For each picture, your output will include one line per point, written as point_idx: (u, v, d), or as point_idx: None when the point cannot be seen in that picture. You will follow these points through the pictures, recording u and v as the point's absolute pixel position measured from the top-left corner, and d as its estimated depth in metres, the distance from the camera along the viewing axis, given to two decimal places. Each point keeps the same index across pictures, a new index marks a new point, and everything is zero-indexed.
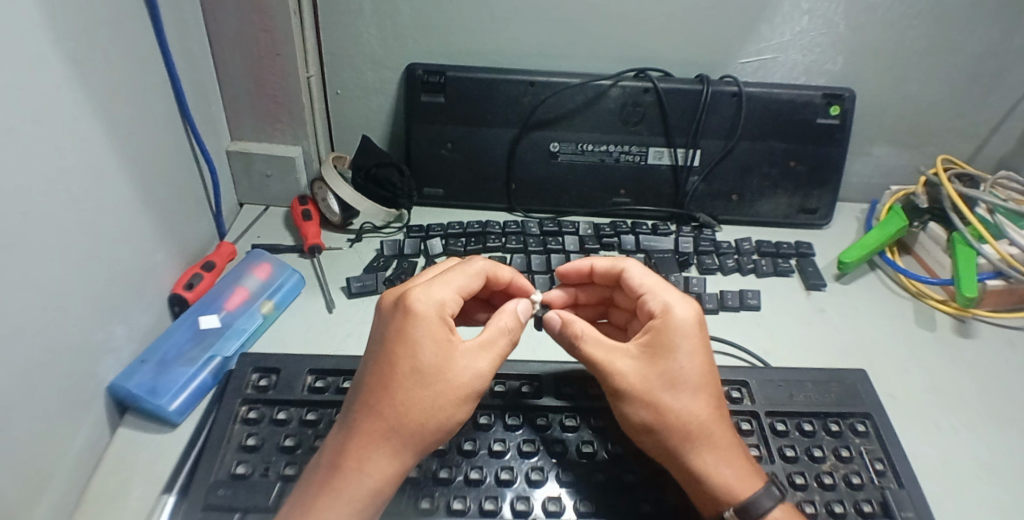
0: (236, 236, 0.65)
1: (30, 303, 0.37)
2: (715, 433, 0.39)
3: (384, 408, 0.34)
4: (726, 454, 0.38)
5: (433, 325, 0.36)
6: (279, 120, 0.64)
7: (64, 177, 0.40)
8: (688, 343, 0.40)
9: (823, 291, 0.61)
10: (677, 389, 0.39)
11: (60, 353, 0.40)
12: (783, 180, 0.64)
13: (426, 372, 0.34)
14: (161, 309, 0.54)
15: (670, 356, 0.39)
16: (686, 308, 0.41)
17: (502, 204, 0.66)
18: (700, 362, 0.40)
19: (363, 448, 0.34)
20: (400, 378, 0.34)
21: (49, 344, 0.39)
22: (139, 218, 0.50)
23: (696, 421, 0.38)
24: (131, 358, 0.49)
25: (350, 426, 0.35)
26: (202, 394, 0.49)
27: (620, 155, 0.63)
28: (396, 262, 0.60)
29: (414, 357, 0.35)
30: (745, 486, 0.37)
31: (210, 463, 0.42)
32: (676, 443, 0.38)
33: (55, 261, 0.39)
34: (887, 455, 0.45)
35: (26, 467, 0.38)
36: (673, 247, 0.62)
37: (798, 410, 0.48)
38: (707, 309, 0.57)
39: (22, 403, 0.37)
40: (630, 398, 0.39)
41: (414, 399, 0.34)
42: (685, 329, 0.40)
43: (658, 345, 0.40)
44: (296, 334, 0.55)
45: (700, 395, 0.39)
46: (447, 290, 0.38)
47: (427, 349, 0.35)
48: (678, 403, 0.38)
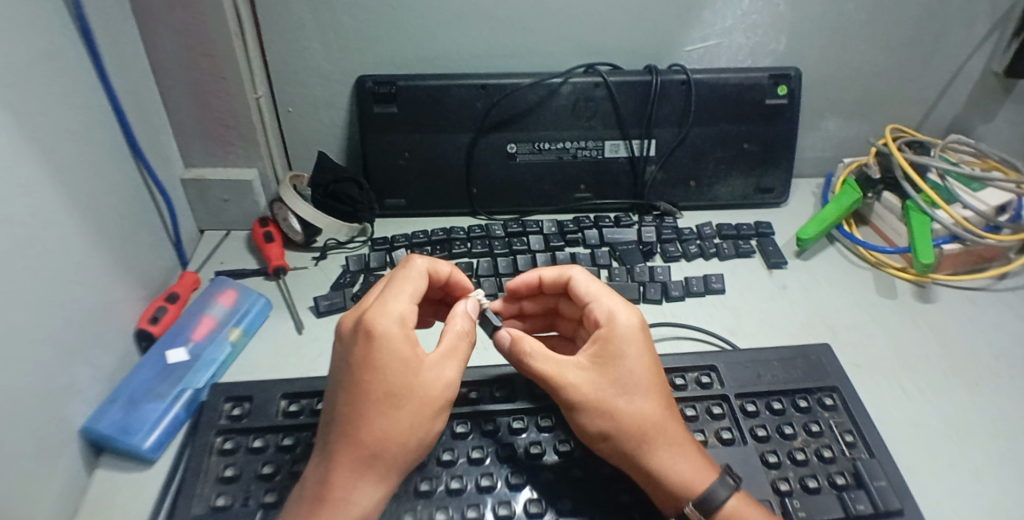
0: (199, 264, 0.64)
1: None
2: (662, 434, 0.39)
3: (365, 435, 0.34)
4: (679, 453, 0.39)
5: (398, 342, 0.36)
6: (232, 143, 0.63)
7: (12, 223, 0.39)
8: (629, 352, 0.41)
9: (783, 268, 0.62)
10: (629, 395, 0.39)
11: (28, 403, 0.40)
12: (739, 163, 0.65)
13: (399, 390, 0.35)
14: (128, 346, 0.54)
15: (622, 361, 0.40)
16: (630, 314, 0.43)
17: (465, 209, 0.65)
18: (649, 366, 0.41)
19: (349, 476, 0.34)
20: (378, 400, 0.34)
21: (18, 393, 0.39)
22: (96, 257, 0.49)
23: (645, 424, 0.39)
24: (101, 399, 0.49)
25: (331, 457, 0.34)
26: (177, 428, 0.50)
27: (577, 151, 0.63)
28: (362, 277, 0.59)
29: (384, 379, 0.35)
30: (700, 478, 0.38)
31: (190, 496, 0.43)
32: (635, 447, 0.39)
33: (14, 308, 0.39)
34: (857, 427, 0.48)
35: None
36: (637, 238, 0.62)
37: (766, 390, 0.50)
38: (673, 297, 0.57)
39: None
40: (587, 409, 0.40)
41: (392, 422, 0.34)
42: (629, 334, 0.41)
43: (602, 357, 0.41)
44: (268, 357, 0.55)
45: (649, 396, 0.40)
46: (404, 305, 0.38)
47: (395, 367, 0.35)
48: (630, 407, 0.39)
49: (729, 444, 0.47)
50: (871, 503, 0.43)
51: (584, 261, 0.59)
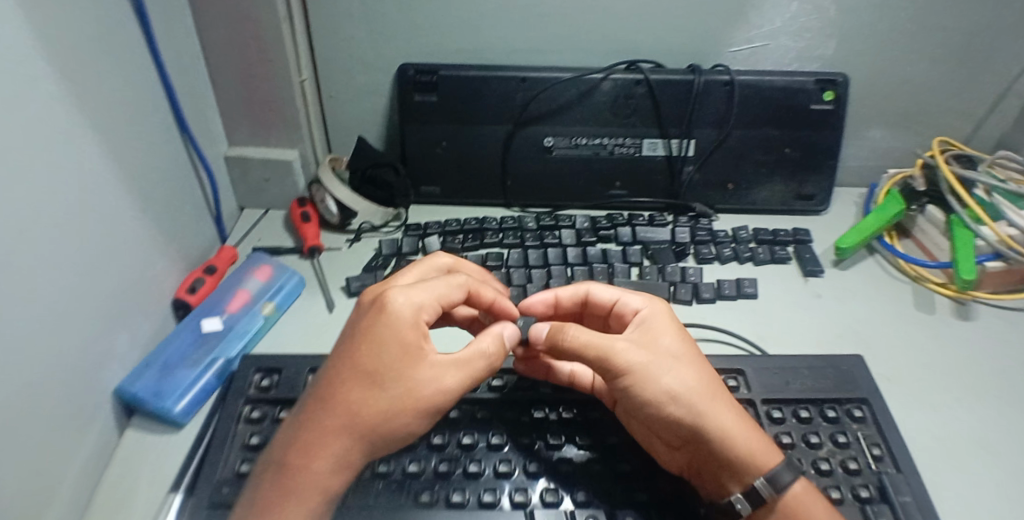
0: (238, 239, 0.65)
1: (37, 313, 0.38)
2: (718, 400, 0.39)
3: (339, 407, 0.34)
4: (736, 418, 0.39)
5: (400, 332, 0.36)
6: (274, 124, 0.64)
7: (61, 188, 0.40)
8: (659, 325, 0.42)
9: (821, 277, 0.60)
10: (682, 363, 0.40)
11: (71, 362, 0.42)
12: (779, 168, 0.63)
13: (385, 377, 0.35)
14: (166, 315, 0.56)
15: (666, 336, 0.41)
16: (658, 300, 0.45)
17: (499, 200, 0.65)
18: (692, 343, 0.41)
19: (318, 437, 0.34)
20: (365, 371, 0.35)
21: (60, 351, 0.41)
22: (139, 228, 0.51)
23: (702, 391, 0.39)
24: (137, 362, 0.52)
25: (308, 418, 0.35)
26: (206, 395, 0.52)
27: (614, 147, 0.62)
28: (394, 261, 0.60)
29: (376, 361, 0.35)
30: (766, 455, 0.38)
31: (215, 460, 0.45)
32: (701, 411, 0.38)
33: (58, 269, 0.40)
34: (884, 439, 0.48)
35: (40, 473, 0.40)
36: (670, 238, 0.61)
37: (795, 397, 0.50)
38: (704, 299, 0.57)
39: (35, 412, 0.39)
40: (649, 373, 0.39)
41: (369, 404, 0.34)
42: (665, 315, 0.43)
43: (651, 332, 0.41)
44: (297, 332, 0.56)
45: (700, 367, 0.40)
46: (424, 296, 0.38)
47: (390, 353, 0.35)
48: (687, 374, 0.39)
49: None
50: (894, 518, 0.42)
51: (615, 258, 0.59)
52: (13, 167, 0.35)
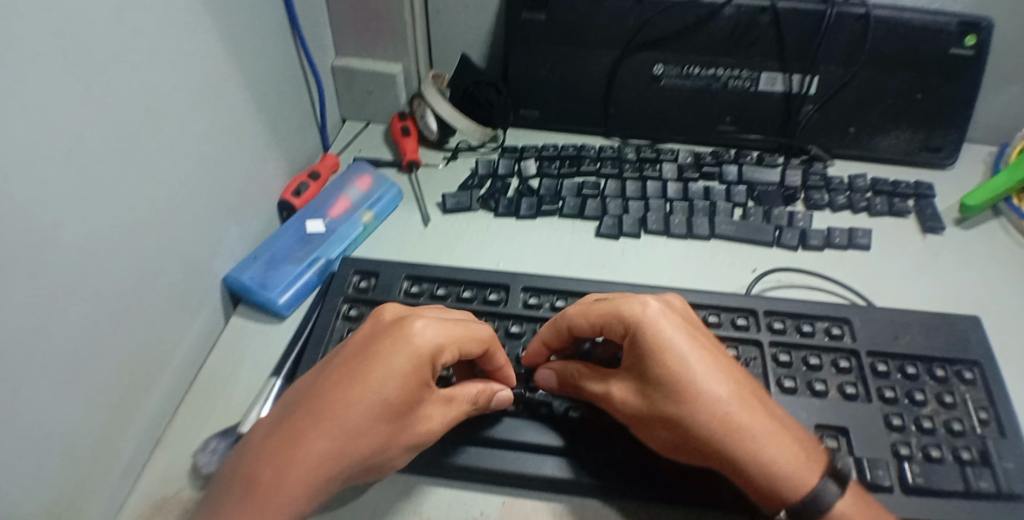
0: (340, 149, 0.66)
1: (149, 199, 0.40)
2: (749, 413, 0.37)
3: (337, 424, 0.34)
4: (773, 433, 0.37)
5: (415, 365, 0.37)
6: (381, 35, 0.63)
7: (177, 80, 0.41)
8: (672, 333, 0.39)
9: (939, 235, 0.56)
10: (699, 376, 0.37)
11: (182, 249, 0.46)
12: (906, 116, 0.59)
13: (389, 411, 0.36)
14: (272, 213, 0.58)
15: (671, 352, 0.38)
16: (654, 303, 0.41)
17: (599, 129, 0.63)
18: (703, 356, 0.38)
19: (305, 449, 0.34)
20: (371, 397, 0.35)
21: (170, 238, 0.44)
22: (250, 129, 0.53)
23: (724, 407, 0.37)
24: (245, 254, 0.54)
25: (295, 424, 0.35)
26: (308, 292, 0.54)
27: (729, 80, 0.59)
28: (490, 182, 0.60)
29: (383, 395, 0.36)
30: (801, 471, 0.36)
31: (315, 349, 0.48)
32: (722, 436, 0.36)
33: (170, 161, 0.42)
34: (992, 404, 0.46)
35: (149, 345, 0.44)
36: (779, 181, 0.58)
37: (902, 352, 0.48)
38: (811, 246, 0.54)
39: (146, 290, 0.42)
40: (661, 397, 0.38)
41: (365, 429, 0.35)
42: (660, 326, 0.39)
43: (654, 350, 0.38)
44: (393, 243, 0.57)
45: (718, 378, 0.38)
46: (446, 334, 0.39)
47: (399, 391, 0.36)
48: (698, 395, 0.37)
49: (851, 398, 0.46)
50: (995, 484, 0.42)
51: (718, 196, 0.57)
52: (118, 55, 0.35)
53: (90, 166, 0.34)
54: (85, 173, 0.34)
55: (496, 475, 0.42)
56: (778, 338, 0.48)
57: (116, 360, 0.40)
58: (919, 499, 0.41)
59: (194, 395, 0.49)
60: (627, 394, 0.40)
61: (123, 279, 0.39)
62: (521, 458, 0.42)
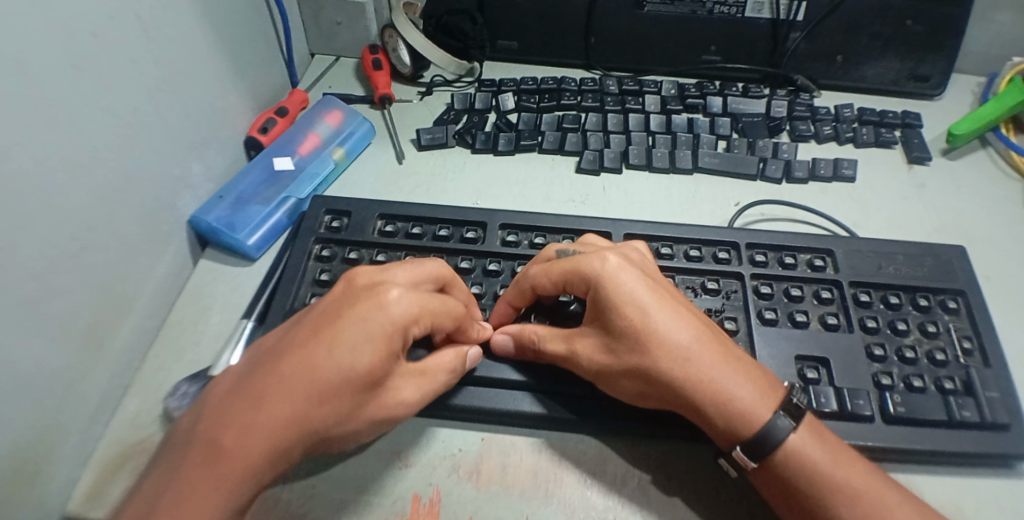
0: (309, 85, 0.63)
1: (92, 125, 0.38)
2: (714, 358, 0.36)
3: (300, 401, 0.31)
4: (741, 378, 0.36)
5: (389, 335, 0.33)
6: None
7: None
8: (631, 285, 0.38)
9: (926, 166, 0.55)
10: (662, 325, 0.37)
11: (137, 185, 0.43)
12: (897, 43, 0.56)
13: (359, 384, 0.32)
14: (238, 152, 0.55)
15: (630, 306, 0.37)
16: (614, 257, 0.40)
17: (579, 61, 0.61)
18: (664, 306, 0.38)
19: (260, 419, 0.30)
20: (338, 367, 0.31)
21: (122, 171, 0.41)
22: (208, 59, 0.49)
23: (688, 356, 0.36)
24: (210, 194, 0.51)
25: (250, 393, 0.31)
26: (278, 232, 0.52)
27: (714, 5, 0.56)
28: (466, 117, 0.57)
29: (354, 366, 0.32)
30: (761, 412, 0.35)
31: (288, 290, 0.46)
32: (683, 382, 0.36)
33: (116, 84, 0.39)
34: (975, 332, 0.46)
35: (107, 285, 0.41)
36: (764, 112, 0.56)
37: (885, 282, 0.48)
38: (795, 178, 0.53)
39: (100, 225, 0.40)
40: (621, 350, 0.37)
41: (332, 403, 0.32)
42: (617, 280, 0.38)
43: (612, 303, 0.38)
44: (366, 181, 0.54)
45: (680, 325, 0.37)
46: (423, 302, 0.35)
47: (370, 363, 0.32)
48: (658, 345, 0.36)
49: (834, 329, 0.45)
50: (978, 411, 0.42)
51: (702, 128, 0.55)
52: None
53: (9, 84, 0.31)
54: (3, 91, 0.31)
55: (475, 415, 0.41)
56: (760, 271, 0.48)
57: (66, 299, 0.38)
58: (900, 428, 0.41)
59: (166, 338, 0.47)
60: (591, 349, 0.39)
61: (71, 210, 0.37)
62: (500, 398, 0.41)
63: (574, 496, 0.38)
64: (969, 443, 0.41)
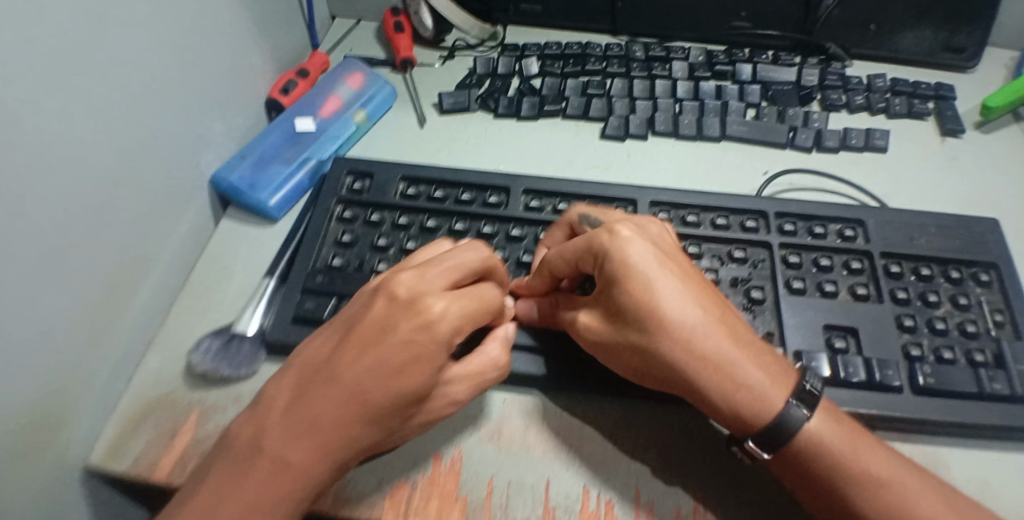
0: (330, 49, 0.61)
1: (116, 71, 0.37)
2: (732, 342, 0.34)
3: (353, 420, 0.30)
4: (771, 370, 0.34)
5: (440, 351, 0.32)
6: None
7: None
8: (641, 261, 0.35)
9: (959, 139, 0.54)
10: (670, 307, 0.34)
11: (158, 139, 0.42)
12: (933, 10, 0.55)
13: (411, 401, 0.31)
14: (259, 113, 0.54)
15: (637, 283, 0.35)
16: (628, 229, 0.36)
17: (605, 26, 0.59)
18: (674, 284, 0.35)
19: (312, 449, 0.29)
20: (384, 393, 0.30)
21: (144, 123, 0.40)
22: (229, 14, 0.48)
23: (695, 341, 0.34)
24: (231, 154, 0.51)
25: (295, 423, 0.29)
26: (299, 194, 0.51)
27: None
28: (489, 82, 0.56)
29: (405, 386, 0.31)
30: (772, 402, 0.33)
31: (309, 250, 0.46)
32: (689, 368, 0.34)
33: (139, 32, 0.38)
34: (1007, 306, 0.45)
35: (129, 238, 0.41)
36: (795, 80, 0.55)
37: (917, 254, 0.47)
38: (826, 147, 0.52)
39: (122, 176, 0.39)
40: (625, 328, 0.35)
41: (385, 420, 0.31)
42: (625, 256, 0.35)
43: (616, 279, 0.35)
44: (388, 144, 0.53)
45: (691, 307, 0.34)
46: (470, 309, 0.33)
47: (421, 382, 0.31)
48: (663, 326, 0.34)
49: (864, 300, 0.44)
50: (1009, 383, 0.41)
51: (731, 96, 0.54)
52: None
53: (34, 21, 0.30)
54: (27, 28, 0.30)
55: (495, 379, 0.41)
56: (789, 240, 0.46)
57: (88, 250, 0.37)
58: (928, 400, 0.40)
59: (187, 296, 0.46)
60: (596, 325, 0.37)
61: (95, 156, 0.36)
62: (521, 360, 0.40)
63: (597, 451, 0.38)
64: (1000, 415, 0.40)
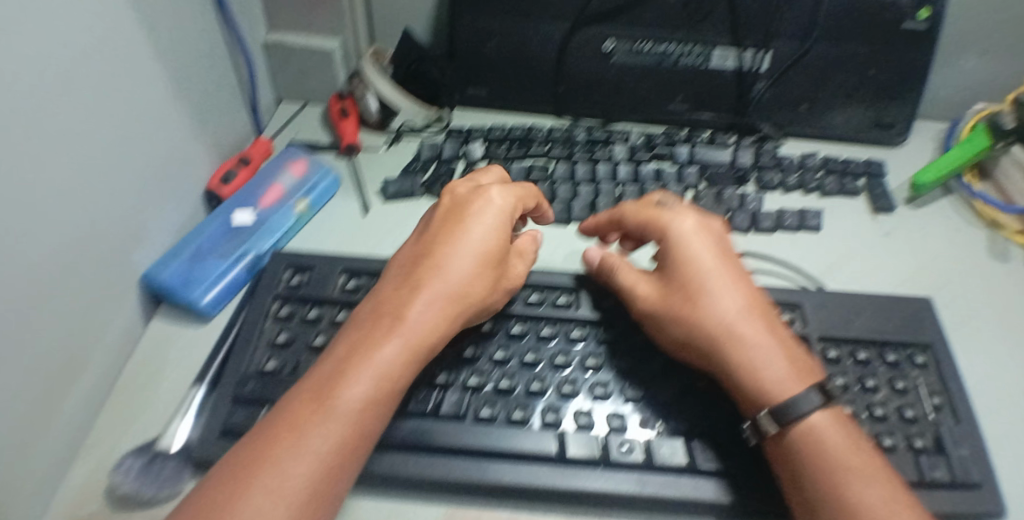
0: (274, 132, 0.62)
1: (56, 185, 0.36)
2: (752, 331, 0.40)
3: (316, 382, 0.34)
4: (763, 350, 0.39)
5: (371, 311, 0.38)
6: (317, 7, 0.59)
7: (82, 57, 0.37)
8: (699, 251, 0.43)
9: (891, 215, 0.56)
10: (706, 297, 0.41)
11: (92, 244, 0.41)
12: (860, 91, 0.57)
13: (356, 346, 0.36)
14: (197, 205, 0.54)
15: (685, 258, 0.43)
16: (691, 221, 0.44)
17: (549, 108, 0.60)
18: (707, 269, 0.42)
19: (318, 415, 0.33)
20: (387, 360, 0.35)
21: (80, 231, 0.39)
22: (171, 109, 0.48)
23: (724, 323, 0.40)
24: (165, 249, 0.50)
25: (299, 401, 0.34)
26: (234, 290, 0.50)
27: (680, 56, 0.57)
28: (435, 166, 0.56)
29: (347, 340, 0.37)
30: (789, 387, 0.38)
31: (242, 354, 0.45)
32: (716, 344, 0.40)
33: (81, 143, 0.38)
34: (945, 388, 0.45)
35: (60, 352, 0.39)
36: (730, 161, 0.56)
37: (854, 337, 0.46)
38: (762, 228, 0.53)
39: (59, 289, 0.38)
40: (659, 314, 0.43)
41: (342, 369, 0.35)
42: (682, 240, 0.44)
43: (675, 269, 0.43)
44: (330, 232, 0.53)
45: (723, 296, 0.41)
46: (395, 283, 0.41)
47: (362, 330, 0.37)
48: (699, 311, 0.41)
49: None
50: (950, 471, 0.40)
51: (670, 178, 0.55)
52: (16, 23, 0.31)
53: None
54: None
55: (438, 483, 0.39)
56: None
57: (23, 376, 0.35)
58: None
59: (119, 401, 0.45)
60: (646, 290, 0.44)
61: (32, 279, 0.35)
62: (465, 465, 0.39)
63: None
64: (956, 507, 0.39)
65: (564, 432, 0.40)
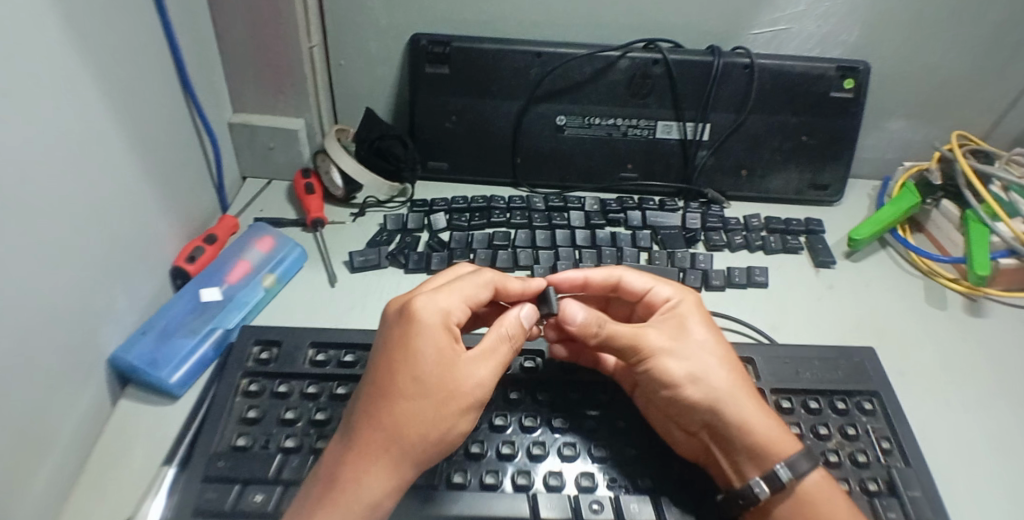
0: (239, 209, 0.65)
1: (35, 269, 0.37)
2: (746, 397, 0.39)
3: (387, 422, 0.34)
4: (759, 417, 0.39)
5: (436, 331, 0.36)
6: (282, 91, 0.63)
7: (62, 145, 0.38)
8: (693, 318, 0.43)
9: (832, 269, 0.60)
10: (702, 358, 0.40)
11: (64, 324, 0.40)
12: (795, 155, 0.62)
13: (428, 380, 0.35)
14: (164, 282, 0.54)
15: (686, 327, 0.42)
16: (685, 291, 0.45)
17: (507, 178, 0.64)
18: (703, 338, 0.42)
19: (408, 437, 0.34)
20: (479, 374, 0.36)
21: (54, 312, 0.39)
22: (141, 188, 0.49)
23: (722, 388, 0.39)
24: (131, 329, 0.49)
25: (367, 387, 0.35)
26: (203, 367, 0.49)
27: (628, 128, 0.61)
28: (399, 237, 0.59)
29: (417, 368, 0.35)
30: (783, 450, 0.38)
31: (211, 435, 0.42)
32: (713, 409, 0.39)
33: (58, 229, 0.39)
34: (894, 433, 0.45)
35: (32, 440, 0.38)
36: (681, 224, 0.60)
37: (804, 388, 0.47)
38: (714, 286, 0.56)
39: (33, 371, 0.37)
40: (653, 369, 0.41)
41: (413, 410, 0.34)
42: (679, 307, 0.43)
43: (671, 327, 0.42)
44: (299, 304, 0.55)
45: (717, 362, 0.41)
46: (451, 300, 0.38)
47: (433, 364, 0.35)
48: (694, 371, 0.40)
49: None
50: (903, 514, 0.40)
51: (624, 242, 0.58)
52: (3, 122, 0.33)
53: None
54: None
55: None
56: None
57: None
58: None
59: (81, 488, 0.42)
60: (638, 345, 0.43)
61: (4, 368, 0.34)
62: None
63: None
64: None
65: (536, 493, 0.39)
